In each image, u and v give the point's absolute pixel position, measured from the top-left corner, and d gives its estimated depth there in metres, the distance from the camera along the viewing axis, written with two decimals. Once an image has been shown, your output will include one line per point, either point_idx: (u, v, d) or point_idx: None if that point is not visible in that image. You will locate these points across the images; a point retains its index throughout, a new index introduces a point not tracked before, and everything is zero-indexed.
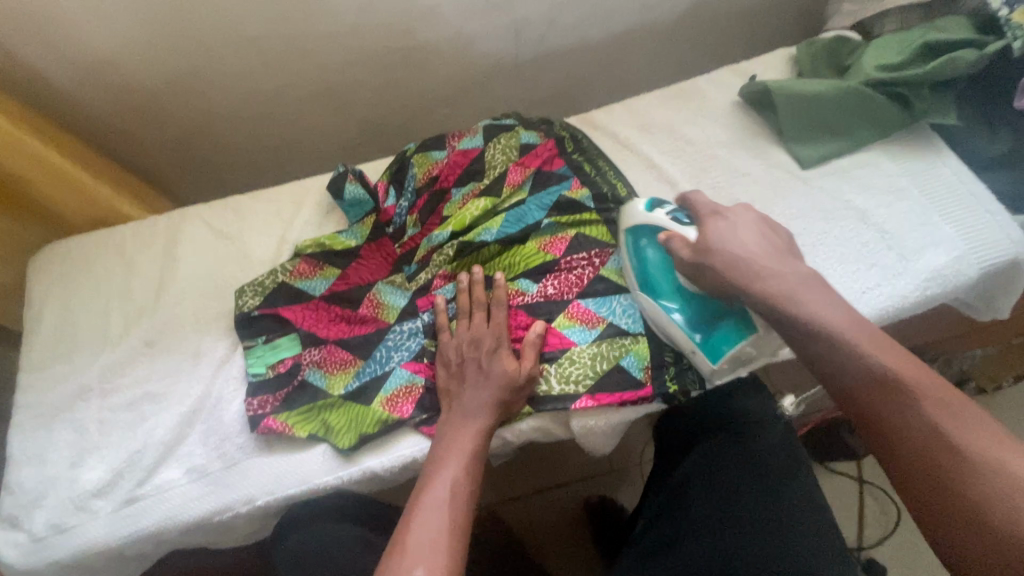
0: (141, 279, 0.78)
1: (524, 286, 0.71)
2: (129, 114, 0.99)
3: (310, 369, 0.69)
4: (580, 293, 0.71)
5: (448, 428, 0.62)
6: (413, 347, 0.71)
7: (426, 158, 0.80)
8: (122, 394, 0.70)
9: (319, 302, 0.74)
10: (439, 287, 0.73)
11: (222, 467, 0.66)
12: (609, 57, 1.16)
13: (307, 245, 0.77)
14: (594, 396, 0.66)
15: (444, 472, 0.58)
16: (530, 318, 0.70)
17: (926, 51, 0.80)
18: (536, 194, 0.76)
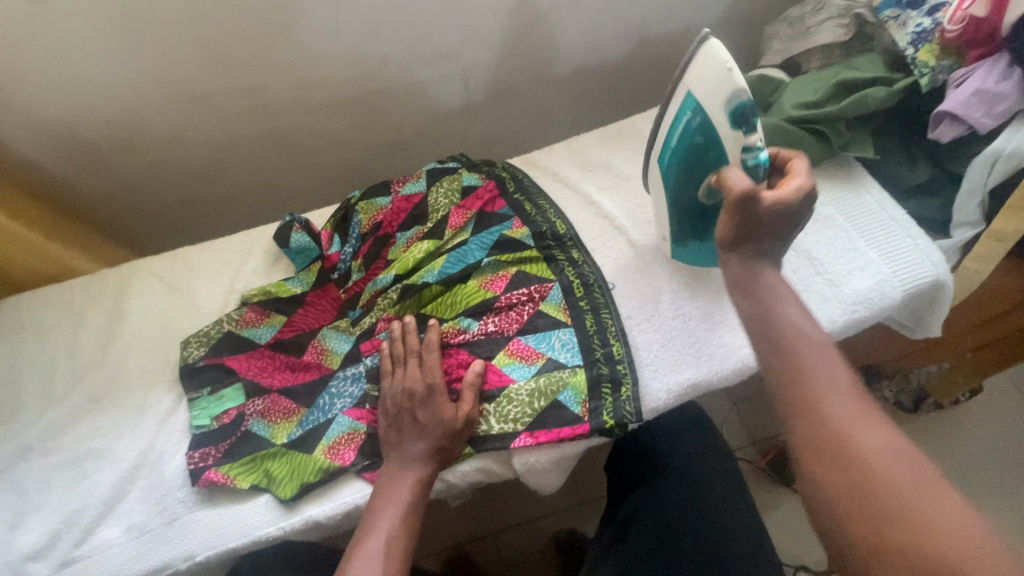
0: (88, 334, 0.79)
1: (464, 324, 0.73)
2: (85, 169, 1.01)
3: (254, 420, 0.70)
4: (521, 329, 0.73)
5: (385, 480, 0.64)
6: (355, 392, 0.72)
7: (371, 205, 0.84)
8: (63, 453, 0.70)
9: (264, 350, 0.75)
10: (383, 330, 0.75)
11: (162, 523, 0.66)
12: (557, 96, 1.21)
13: (255, 294, 0.79)
14: (533, 434, 0.67)
15: (379, 529, 0.60)
16: (470, 356, 0.71)
17: (841, 89, 0.85)
18: (478, 234, 0.80)
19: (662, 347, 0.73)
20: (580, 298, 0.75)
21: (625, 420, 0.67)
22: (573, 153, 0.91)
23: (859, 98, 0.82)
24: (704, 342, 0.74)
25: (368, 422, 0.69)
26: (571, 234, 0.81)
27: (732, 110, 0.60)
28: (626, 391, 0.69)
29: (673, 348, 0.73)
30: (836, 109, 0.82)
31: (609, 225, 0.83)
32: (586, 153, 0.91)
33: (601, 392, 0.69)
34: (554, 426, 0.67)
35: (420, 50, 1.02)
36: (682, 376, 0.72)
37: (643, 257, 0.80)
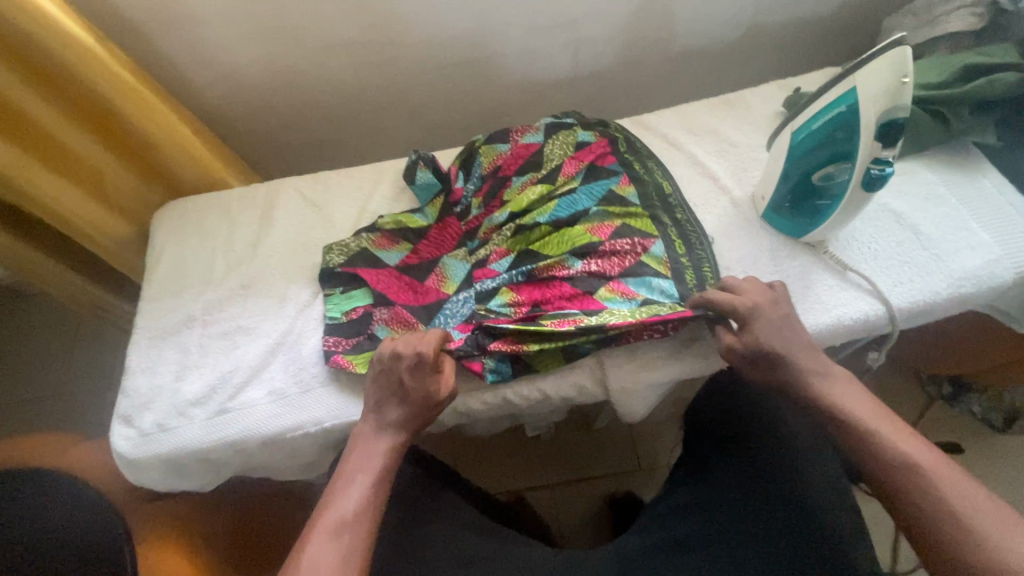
0: (241, 233, 0.92)
1: (570, 263, 0.76)
2: (241, 107, 1.15)
3: (378, 325, 0.79)
4: (623, 272, 0.75)
5: (359, 440, 0.65)
6: (465, 312, 0.78)
7: (492, 150, 0.91)
8: (220, 325, 0.83)
9: (392, 269, 0.84)
10: (496, 261, 0.81)
11: (298, 391, 0.76)
12: (662, 74, 1.26)
13: (387, 221, 0.88)
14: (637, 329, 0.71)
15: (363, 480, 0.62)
16: (573, 289, 0.75)
17: (967, 74, 0.84)
18: (587, 184, 0.82)
19: None
20: (683, 253, 0.79)
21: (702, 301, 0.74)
22: (681, 118, 0.96)
23: (985, 82, 0.81)
24: (800, 296, 0.77)
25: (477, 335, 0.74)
26: (676, 195, 0.84)
27: (882, 125, 0.62)
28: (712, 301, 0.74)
29: None
30: (959, 92, 0.82)
31: (713, 184, 0.88)
32: (693, 119, 0.95)
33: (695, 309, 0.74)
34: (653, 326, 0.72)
35: (542, 19, 1.09)
36: None
37: (743, 217, 0.84)
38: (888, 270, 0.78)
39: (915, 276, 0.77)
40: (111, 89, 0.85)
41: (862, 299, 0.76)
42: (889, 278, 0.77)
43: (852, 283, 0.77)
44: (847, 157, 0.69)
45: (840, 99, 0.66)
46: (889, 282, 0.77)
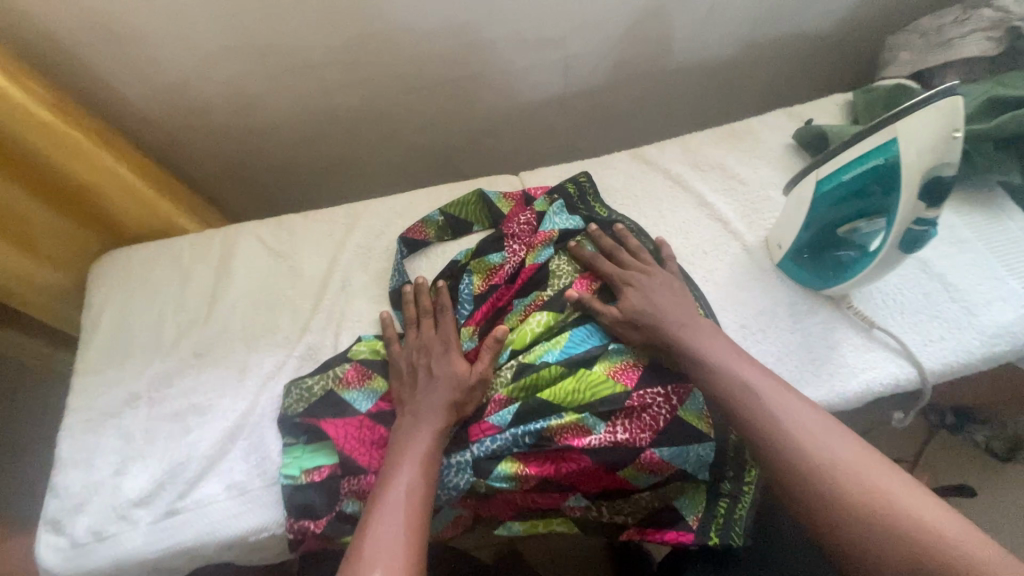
0: (194, 289, 0.80)
1: (589, 423, 0.65)
2: (193, 132, 1.02)
3: (349, 501, 0.63)
4: (654, 438, 0.65)
5: (397, 441, 0.63)
6: (460, 485, 0.65)
7: (483, 263, 0.77)
8: (168, 404, 0.71)
9: (364, 420, 0.67)
10: (495, 413, 0.68)
11: (262, 485, 0.65)
12: (656, 93, 1.17)
13: (360, 351, 0.72)
14: (642, 530, 0.68)
15: (407, 464, 0.61)
16: (592, 463, 0.64)
17: (990, 106, 0.78)
18: (603, 309, 0.72)
19: (777, 361, 0.70)
20: None
21: (732, 541, 0.65)
22: (684, 151, 0.88)
23: (1012, 117, 0.74)
24: (825, 359, 0.70)
25: (471, 509, 0.68)
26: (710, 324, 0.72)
27: (927, 184, 0.55)
28: (742, 509, 0.66)
29: (789, 363, 0.70)
30: (988, 126, 0.75)
31: (722, 227, 0.80)
32: (698, 152, 0.87)
33: (717, 504, 0.67)
34: (661, 520, 0.68)
35: (530, 35, 0.99)
36: None
37: (758, 266, 0.76)
38: (916, 326, 0.71)
39: (944, 333, 0.71)
40: (29, 127, 0.72)
41: (892, 360, 0.69)
42: (918, 334, 0.71)
43: (882, 341, 0.71)
44: (882, 208, 0.63)
45: (879, 149, 0.59)
46: (918, 340, 0.71)
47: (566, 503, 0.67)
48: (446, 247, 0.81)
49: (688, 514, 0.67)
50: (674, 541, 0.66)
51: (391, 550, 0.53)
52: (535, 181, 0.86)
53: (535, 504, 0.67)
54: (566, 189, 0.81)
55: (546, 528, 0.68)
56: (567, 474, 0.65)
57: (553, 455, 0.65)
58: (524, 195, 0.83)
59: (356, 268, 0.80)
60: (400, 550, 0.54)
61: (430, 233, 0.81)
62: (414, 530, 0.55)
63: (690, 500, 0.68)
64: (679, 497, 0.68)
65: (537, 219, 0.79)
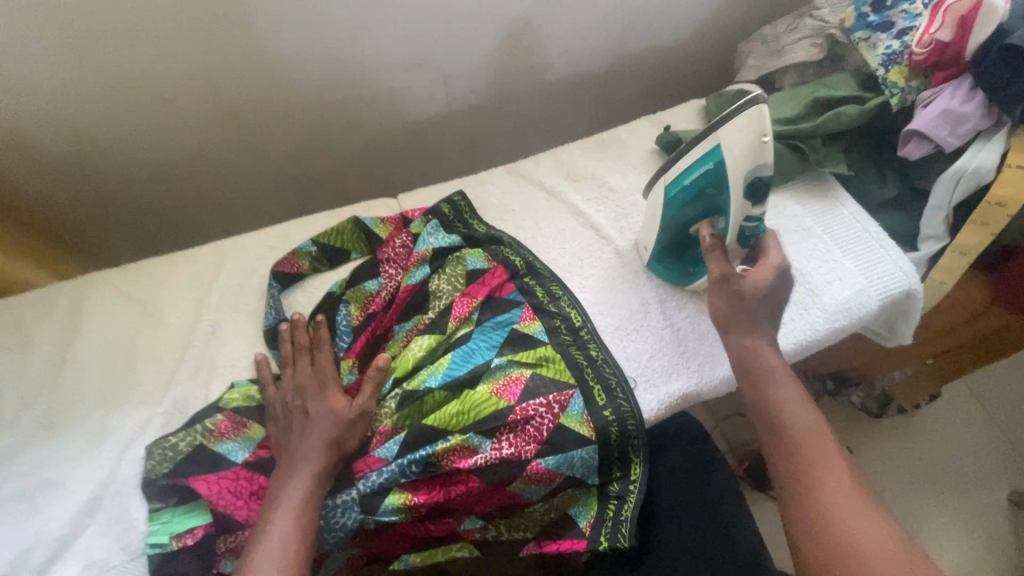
0: (38, 353, 0.72)
1: (474, 442, 0.66)
2: (33, 174, 0.93)
3: (226, 561, 0.60)
4: (539, 450, 0.66)
5: (273, 490, 0.61)
6: (348, 524, 0.64)
7: (359, 292, 0.76)
8: (11, 485, 0.64)
9: (240, 470, 0.64)
10: (380, 445, 0.66)
11: (126, 560, 0.60)
12: (541, 105, 1.20)
13: (233, 398, 0.68)
14: (540, 542, 0.69)
15: (280, 516, 0.58)
16: (481, 483, 0.65)
17: (817, 106, 0.87)
18: (484, 326, 0.73)
19: (652, 359, 0.74)
20: (602, 406, 0.69)
21: (618, 543, 0.66)
22: (557, 163, 0.91)
23: (833, 115, 0.84)
24: (694, 350, 0.75)
25: (364, 547, 0.66)
26: (587, 328, 0.75)
27: (751, 182, 0.62)
28: (628, 510, 0.68)
29: (662, 358, 0.74)
30: (811, 126, 0.85)
31: (596, 234, 0.84)
32: (571, 164, 0.91)
33: (606, 506, 0.69)
34: (557, 531, 0.69)
35: (401, 56, 0.98)
36: (673, 388, 0.72)
37: (630, 269, 0.81)
38: None
39: (795, 314, 0.78)
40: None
41: None
42: None
43: None
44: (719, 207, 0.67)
45: (704, 156, 0.64)
46: None
47: (462, 527, 0.67)
48: (323, 278, 0.79)
49: (582, 520, 0.69)
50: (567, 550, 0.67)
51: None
52: (414, 202, 0.86)
53: (428, 533, 0.66)
54: (441, 209, 0.83)
55: (446, 556, 0.67)
56: (457, 498, 0.65)
57: (442, 480, 0.65)
58: (401, 217, 0.82)
59: (227, 310, 0.76)
60: None
61: (304, 266, 0.78)
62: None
63: (584, 507, 0.70)
64: (573, 505, 0.70)
65: (412, 241, 0.79)
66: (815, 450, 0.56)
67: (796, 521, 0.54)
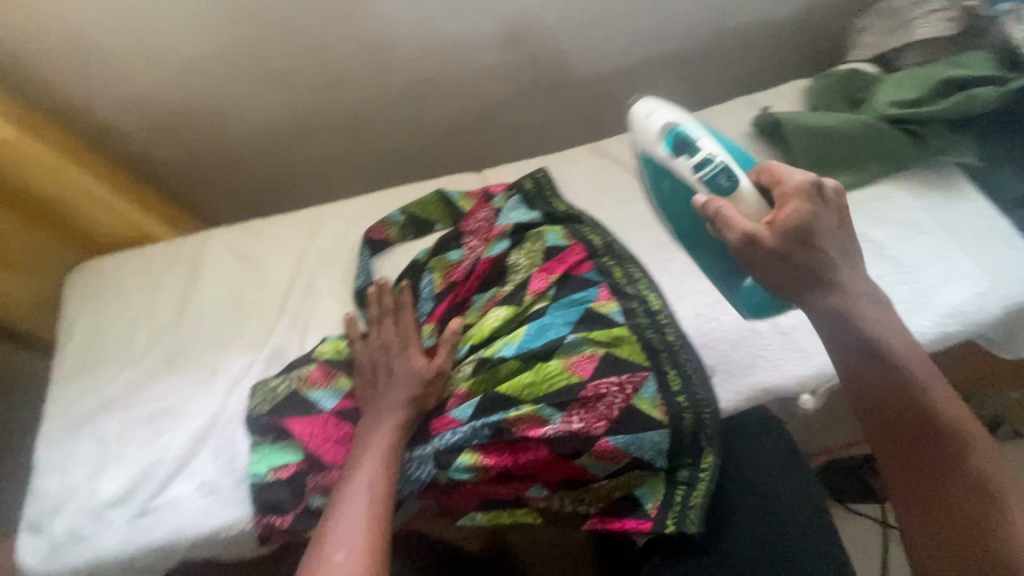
0: (165, 297, 0.82)
1: (546, 414, 0.67)
2: (163, 141, 1.04)
3: (315, 496, 0.65)
4: (609, 428, 0.67)
5: (361, 433, 0.66)
6: (422, 477, 0.68)
7: (443, 261, 0.79)
8: (142, 408, 0.74)
9: (329, 417, 0.69)
10: (455, 407, 0.70)
11: (231, 483, 0.68)
12: (626, 84, 1.17)
13: (324, 351, 0.74)
14: (604, 519, 0.70)
15: (370, 455, 0.64)
16: (550, 453, 0.67)
17: (943, 87, 0.78)
18: (560, 302, 0.73)
19: (731, 349, 0.72)
20: (676, 392, 0.69)
21: (686, 528, 0.66)
22: None
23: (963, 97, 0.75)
24: (779, 343, 0.71)
25: (436, 501, 0.70)
26: (665, 312, 0.74)
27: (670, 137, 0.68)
28: (697, 497, 0.68)
29: (743, 349, 0.71)
30: (936, 108, 0.76)
31: None
32: None
33: (674, 491, 0.68)
34: (621, 509, 0.70)
35: (492, 33, 0.99)
36: (752, 379, 0.70)
37: None
38: None
39: (899, 314, 0.72)
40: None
41: None
42: None
43: None
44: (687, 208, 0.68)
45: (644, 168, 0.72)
46: None
47: (528, 493, 0.69)
48: (408, 246, 0.82)
49: (648, 502, 0.69)
50: (632, 529, 0.68)
51: (353, 536, 0.57)
52: (497, 178, 0.88)
53: (496, 495, 0.69)
54: (523, 185, 0.84)
55: (511, 518, 0.70)
56: (525, 465, 0.67)
57: (512, 446, 0.68)
58: (484, 192, 0.85)
59: (321, 270, 0.82)
60: (362, 534, 0.58)
61: (392, 234, 0.82)
62: (375, 517, 0.59)
63: (651, 490, 0.69)
64: (639, 487, 0.70)
65: (494, 216, 0.81)
66: (938, 444, 0.52)
67: (917, 515, 0.52)
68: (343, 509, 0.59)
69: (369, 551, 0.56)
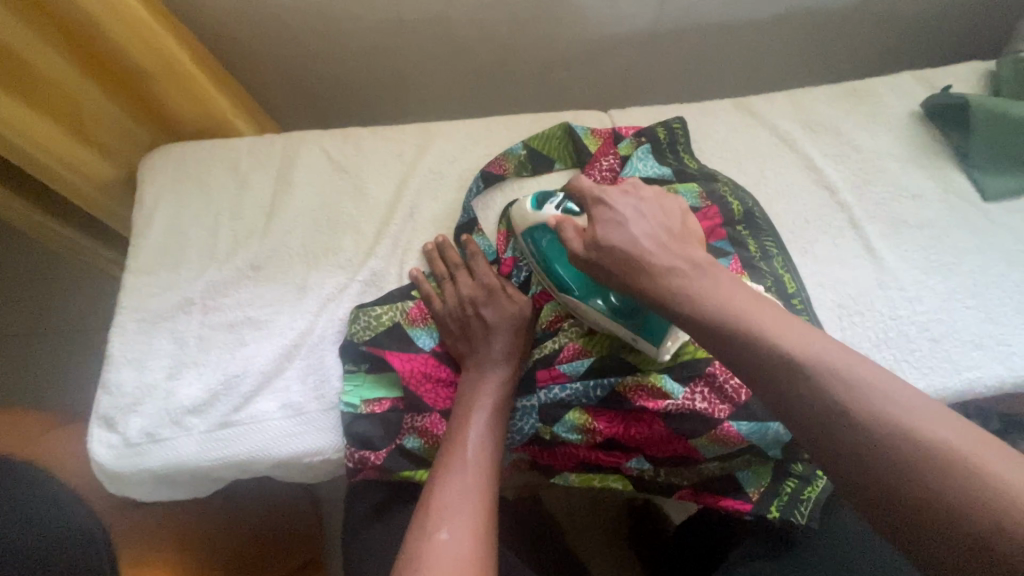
0: (252, 197, 0.75)
1: (669, 387, 0.62)
2: (249, 28, 0.92)
3: (410, 435, 0.61)
4: (733, 412, 0.61)
5: (462, 392, 0.60)
6: (526, 429, 0.63)
7: None
8: (224, 314, 0.68)
9: (429, 357, 0.64)
10: (565, 361, 0.64)
11: (319, 408, 0.63)
12: (758, 40, 1.04)
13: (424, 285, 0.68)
14: (697, 492, 0.64)
15: (473, 419, 0.58)
16: (665, 429, 0.61)
17: None
18: None
19: (873, 347, 0.64)
20: None
21: (793, 519, 0.61)
22: (794, 108, 0.79)
23: None
24: (926, 352, 0.64)
25: (530, 456, 0.66)
26: (801, 296, 0.66)
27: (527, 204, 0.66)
28: (812, 492, 0.62)
29: (887, 350, 0.64)
30: None
31: (828, 196, 0.73)
32: (810, 111, 0.79)
33: (783, 483, 0.63)
34: (720, 487, 0.64)
35: None
36: None
37: (864, 242, 0.70)
38: None
39: None
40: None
41: (1000, 361, 0.63)
42: None
43: (985, 346, 0.63)
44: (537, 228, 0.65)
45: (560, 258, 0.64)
46: None
47: (627, 464, 0.64)
48: (522, 184, 0.75)
49: (750, 486, 0.63)
50: (729, 509, 0.63)
51: (459, 511, 0.51)
52: (625, 121, 0.79)
53: (596, 461, 0.64)
54: (655, 132, 0.75)
55: (601, 483, 0.65)
56: (637, 436, 0.62)
57: (626, 415, 0.62)
58: (613, 133, 0.76)
59: (426, 195, 0.74)
60: (469, 508, 0.52)
61: (510, 167, 0.75)
62: (482, 491, 0.53)
63: (754, 474, 0.63)
64: (741, 469, 0.64)
65: (620, 164, 0.73)
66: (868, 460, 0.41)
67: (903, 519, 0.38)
68: (447, 480, 0.54)
69: (479, 529, 0.51)
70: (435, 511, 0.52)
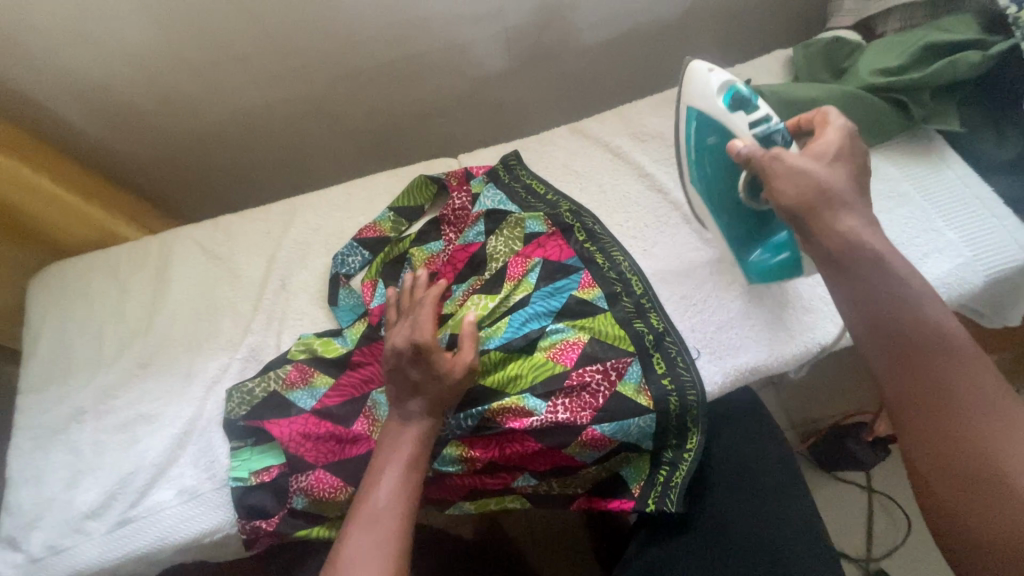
0: (134, 298, 0.79)
1: (531, 404, 0.66)
2: (122, 135, 0.98)
3: (297, 497, 0.65)
4: (595, 416, 0.65)
5: (385, 440, 0.61)
6: None
7: (422, 252, 0.78)
8: (114, 416, 0.71)
9: (309, 416, 0.68)
10: None
11: (212, 488, 0.66)
12: (607, 59, 1.13)
13: (297, 350, 0.72)
14: (591, 498, 0.69)
15: (385, 478, 0.58)
16: (537, 444, 0.65)
17: (926, 53, 0.75)
18: (540, 289, 0.71)
19: (717, 330, 0.71)
20: (661, 374, 0.67)
21: (667, 507, 0.64)
22: (624, 123, 0.87)
23: (947, 63, 0.72)
24: (765, 325, 0.70)
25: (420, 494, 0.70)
26: (647, 294, 0.71)
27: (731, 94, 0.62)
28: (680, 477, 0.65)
29: (730, 331, 0.70)
30: (918, 77, 0.73)
31: (663, 198, 0.79)
32: (639, 123, 0.86)
33: (657, 472, 0.67)
34: (607, 488, 0.69)
35: (464, 7, 0.94)
36: (739, 361, 0.69)
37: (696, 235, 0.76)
38: None
39: None
40: None
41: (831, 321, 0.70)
42: None
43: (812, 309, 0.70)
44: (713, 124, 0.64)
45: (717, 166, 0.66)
46: None
47: (515, 483, 0.68)
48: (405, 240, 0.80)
49: (632, 482, 0.67)
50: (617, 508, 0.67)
51: (365, 563, 0.52)
52: (473, 162, 0.86)
53: (485, 486, 0.69)
54: (496, 171, 0.82)
55: (498, 506, 0.70)
56: (512, 456, 0.66)
57: (498, 438, 0.67)
58: (465, 172, 0.83)
59: (296, 266, 0.79)
60: (373, 561, 0.53)
61: (384, 229, 0.80)
62: (392, 539, 0.54)
63: (635, 470, 0.68)
64: (623, 466, 0.68)
65: (471, 201, 0.79)
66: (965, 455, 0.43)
67: (924, 454, 0.45)
68: (355, 538, 0.54)
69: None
70: (343, 562, 0.53)
